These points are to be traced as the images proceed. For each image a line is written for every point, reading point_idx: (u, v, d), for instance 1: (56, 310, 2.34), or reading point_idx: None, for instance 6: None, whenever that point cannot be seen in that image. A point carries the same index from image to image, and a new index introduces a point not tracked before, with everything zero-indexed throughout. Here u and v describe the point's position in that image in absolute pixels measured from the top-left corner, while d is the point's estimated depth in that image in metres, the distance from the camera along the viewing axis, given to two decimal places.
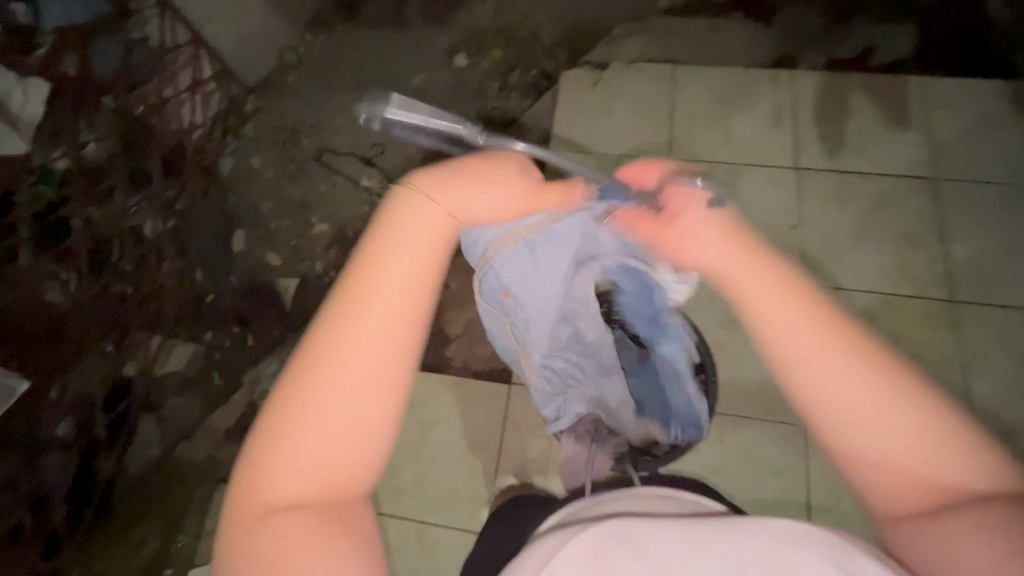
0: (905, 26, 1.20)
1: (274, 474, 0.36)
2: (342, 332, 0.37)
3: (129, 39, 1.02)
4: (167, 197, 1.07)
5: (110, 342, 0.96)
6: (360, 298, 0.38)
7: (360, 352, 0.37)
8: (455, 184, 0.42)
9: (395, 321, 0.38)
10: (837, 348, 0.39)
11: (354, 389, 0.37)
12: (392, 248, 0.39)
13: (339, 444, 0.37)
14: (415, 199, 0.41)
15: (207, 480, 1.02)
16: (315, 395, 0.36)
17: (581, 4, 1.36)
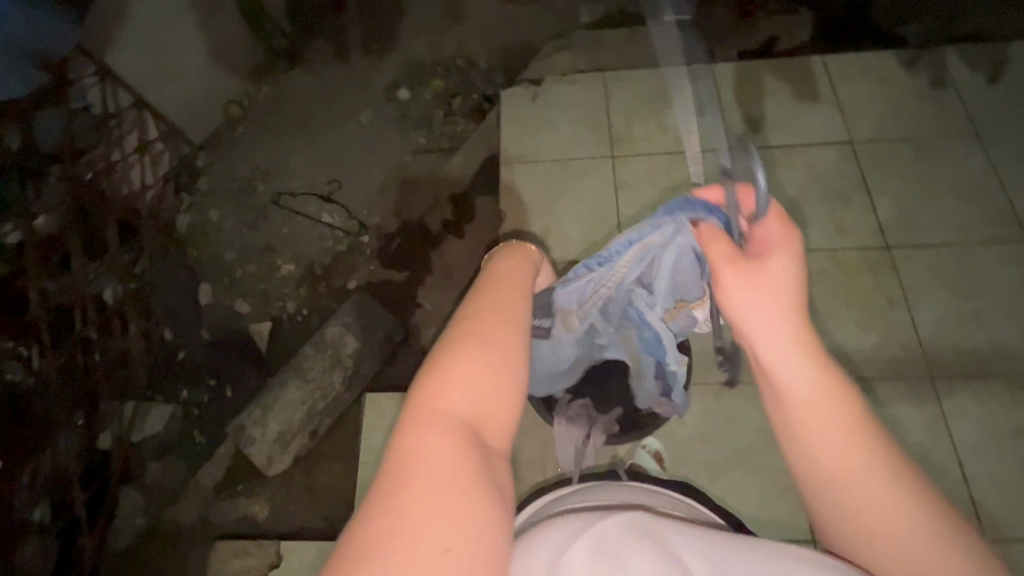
0: (800, 16, 1.40)
1: (446, 399, 0.36)
2: (498, 298, 0.42)
3: (70, 108, 1.05)
4: (126, 263, 1.14)
5: (81, 415, 1.02)
6: (510, 278, 0.46)
7: (519, 305, 0.43)
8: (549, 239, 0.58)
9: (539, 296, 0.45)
10: (784, 346, 0.41)
11: (517, 330, 0.41)
12: (528, 264, 0.51)
13: (499, 387, 0.38)
14: (531, 245, 0.55)
15: (200, 540, 1.03)
16: (488, 325, 0.40)
17: (512, 31, 1.50)
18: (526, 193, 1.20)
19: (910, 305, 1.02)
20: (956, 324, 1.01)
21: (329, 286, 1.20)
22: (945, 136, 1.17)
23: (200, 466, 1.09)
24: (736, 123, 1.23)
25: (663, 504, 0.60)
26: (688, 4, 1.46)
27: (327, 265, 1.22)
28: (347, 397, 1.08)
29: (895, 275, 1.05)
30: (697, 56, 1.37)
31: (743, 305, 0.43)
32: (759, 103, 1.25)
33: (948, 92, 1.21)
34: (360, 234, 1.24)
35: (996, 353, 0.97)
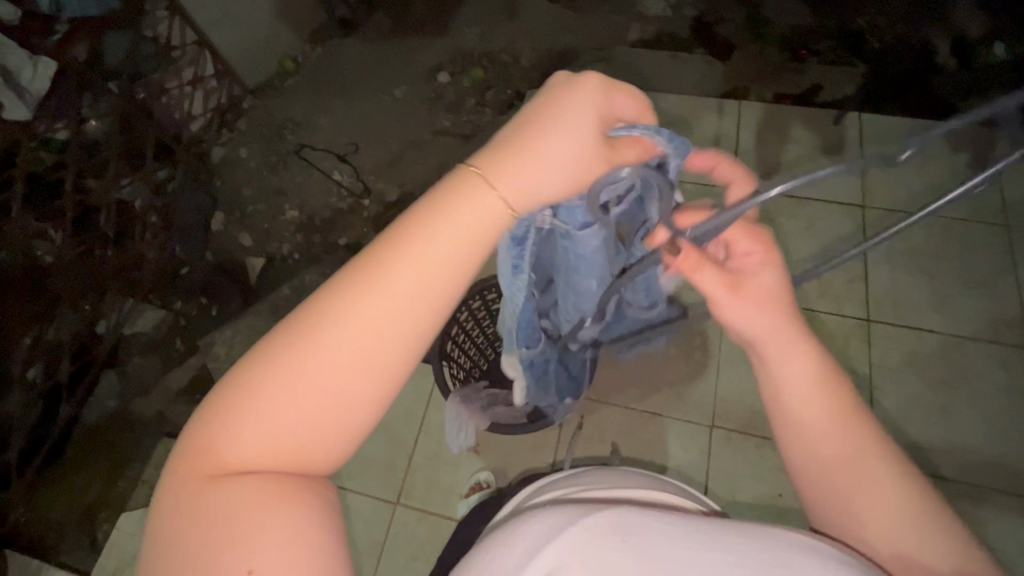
0: (853, 69, 1.33)
1: (243, 421, 0.29)
2: (343, 314, 0.29)
3: (139, 34, 1.20)
4: (158, 178, 1.26)
5: (88, 301, 1.14)
6: (396, 272, 0.29)
7: (367, 321, 0.29)
8: (514, 164, 0.33)
9: (418, 313, 0.30)
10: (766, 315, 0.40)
11: (354, 362, 0.29)
12: (435, 221, 0.31)
13: (308, 425, 0.29)
14: (476, 184, 0.32)
15: (152, 432, 1.14)
16: (303, 358, 0.29)
17: (558, 36, 1.51)
18: None
19: (873, 386, 0.97)
20: (913, 412, 0.95)
21: (323, 238, 1.32)
22: (970, 219, 1.08)
23: (171, 367, 1.21)
24: (749, 162, 1.19)
25: (646, 487, 0.55)
26: (739, 38, 1.42)
27: (326, 219, 1.34)
28: None
29: (863, 346, 1.00)
30: (729, 91, 1.34)
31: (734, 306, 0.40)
32: (777, 148, 1.20)
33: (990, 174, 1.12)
34: (363, 198, 1.35)
35: (944, 453, 0.92)
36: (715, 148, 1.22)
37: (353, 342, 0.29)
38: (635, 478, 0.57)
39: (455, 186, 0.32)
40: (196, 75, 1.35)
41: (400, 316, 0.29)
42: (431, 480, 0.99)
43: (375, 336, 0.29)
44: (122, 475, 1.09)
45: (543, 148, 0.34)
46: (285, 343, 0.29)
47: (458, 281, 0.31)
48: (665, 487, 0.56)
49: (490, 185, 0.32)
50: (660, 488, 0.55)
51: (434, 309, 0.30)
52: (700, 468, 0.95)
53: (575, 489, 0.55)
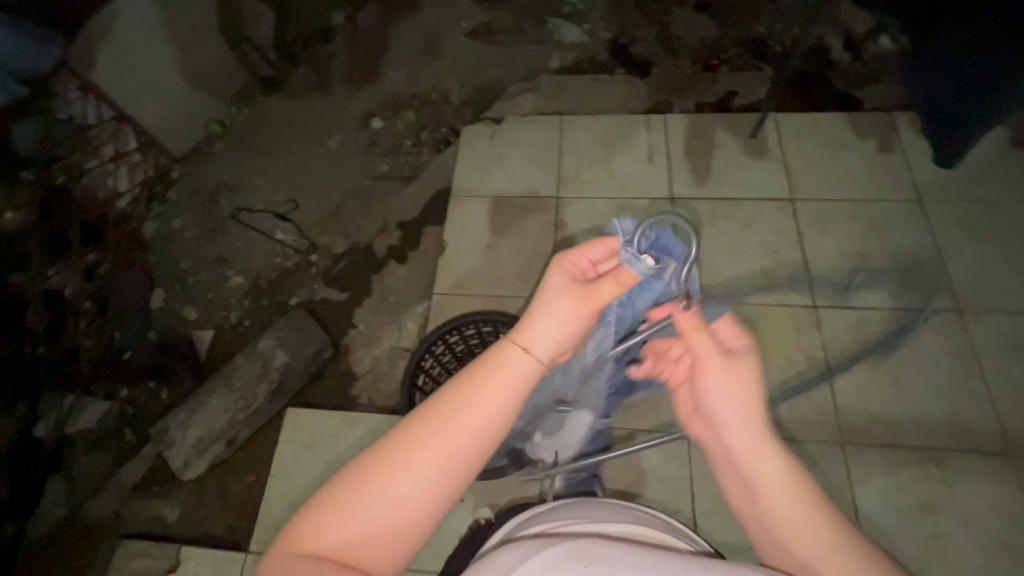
0: (762, 73, 1.42)
1: (326, 523, 0.42)
2: (416, 444, 0.43)
3: (51, 118, 1.15)
4: (89, 262, 1.19)
5: (22, 404, 1.05)
6: (449, 416, 0.43)
7: (433, 451, 0.42)
8: (537, 328, 0.49)
9: (468, 447, 0.43)
10: (733, 399, 0.54)
11: (420, 483, 0.42)
12: (479, 381, 0.45)
13: (381, 527, 0.42)
14: (508, 352, 0.47)
15: (110, 535, 1.06)
16: (386, 474, 0.42)
17: (484, 70, 1.55)
18: (466, 224, 1.24)
19: (828, 367, 1.01)
20: (867, 386, 0.99)
21: (273, 300, 1.28)
22: (888, 198, 1.16)
23: (123, 461, 1.13)
24: (681, 170, 1.24)
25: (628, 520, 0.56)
26: (655, 56, 1.50)
27: (273, 280, 1.30)
28: (269, 408, 1.12)
29: (814, 331, 1.04)
30: (652, 106, 1.40)
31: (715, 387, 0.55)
32: (705, 154, 1.26)
33: (896, 155, 1.21)
34: (310, 253, 1.32)
35: (904, 422, 0.96)
36: (649, 161, 1.27)
37: (429, 468, 0.42)
38: (615, 512, 0.57)
39: (493, 354, 0.47)
40: (117, 152, 1.30)
41: (451, 453, 0.43)
42: (417, 536, 0.95)
43: (439, 460, 0.42)
44: None
45: (558, 314, 0.50)
46: (367, 463, 0.43)
47: (491, 430, 0.44)
48: (647, 521, 0.56)
49: (515, 351, 0.47)
50: (639, 523, 0.56)
51: (471, 447, 0.43)
52: (682, 475, 0.96)
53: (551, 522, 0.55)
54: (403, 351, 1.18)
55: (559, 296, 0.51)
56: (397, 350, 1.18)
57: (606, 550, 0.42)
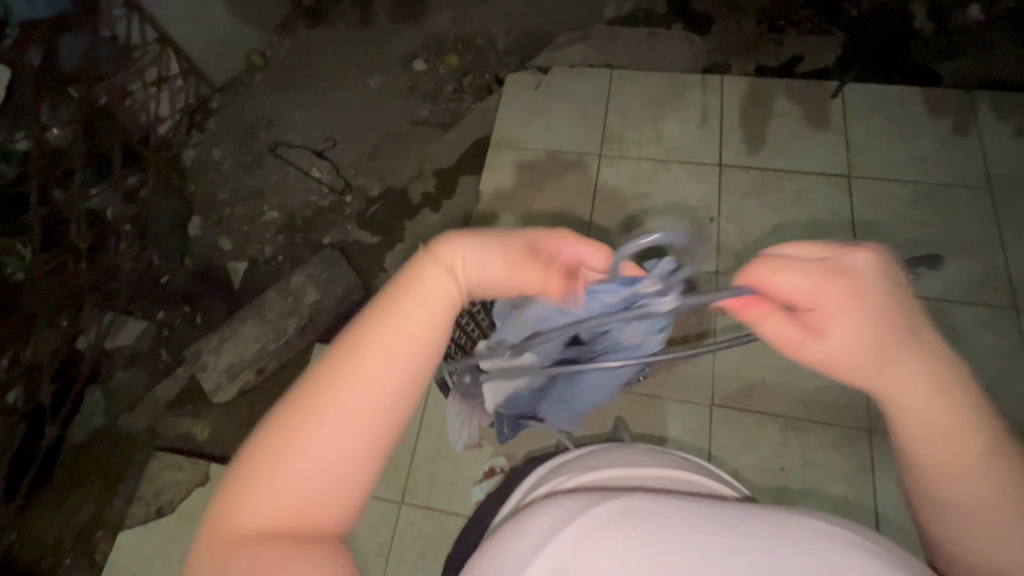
0: (832, 38, 1.32)
1: (245, 498, 0.31)
2: (341, 370, 0.32)
3: (96, 36, 1.14)
4: (130, 185, 1.21)
5: (64, 317, 1.10)
6: (376, 332, 0.33)
7: (365, 371, 0.32)
8: (466, 244, 0.40)
9: (412, 358, 0.34)
10: (859, 311, 0.35)
11: (356, 415, 0.32)
12: (406, 292, 0.36)
13: (316, 484, 0.31)
14: (433, 262, 0.38)
15: (145, 447, 1.11)
16: (309, 417, 0.32)
17: (534, 16, 1.47)
18: (504, 177, 1.21)
19: None
20: None
21: (306, 238, 1.29)
22: (953, 183, 1.09)
23: (158, 380, 1.17)
24: (733, 137, 1.18)
25: (666, 467, 0.56)
26: (716, 11, 1.40)
27: (307, 218, 1.31)
28: (298, 342, 1.15)
29: None
30: (709, 66, 1.32)
31: (838, 328, 0.35)
32: (761, 122, 1.19)
33: (969, 137, 1.12)
34: (344, 194, 1.32)
35: None
36: (700, 124, 1.21)
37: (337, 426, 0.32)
38: (650, 458, 0.57)
39: (417, 264, 0.38)
40: (159, 74, 1.29)
41: (389, 371, 0.33)
42: (435, 477, 0.98)
43: (349, 414, 0.32)
44: (115, 494, 1.06)
45: (492, 244, 0.41)
46: (281, 410, 0.33)
47: (432, 340, 0.35)
48: (681, 466, 0.57)
49: (436, 258, 0.38)
50: (673, 466, 0.56)
51: (413, 356, 0.34)
52: (700, 445, 0.96)
53: (584, 476, 0.54)
54: None
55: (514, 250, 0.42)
56: None
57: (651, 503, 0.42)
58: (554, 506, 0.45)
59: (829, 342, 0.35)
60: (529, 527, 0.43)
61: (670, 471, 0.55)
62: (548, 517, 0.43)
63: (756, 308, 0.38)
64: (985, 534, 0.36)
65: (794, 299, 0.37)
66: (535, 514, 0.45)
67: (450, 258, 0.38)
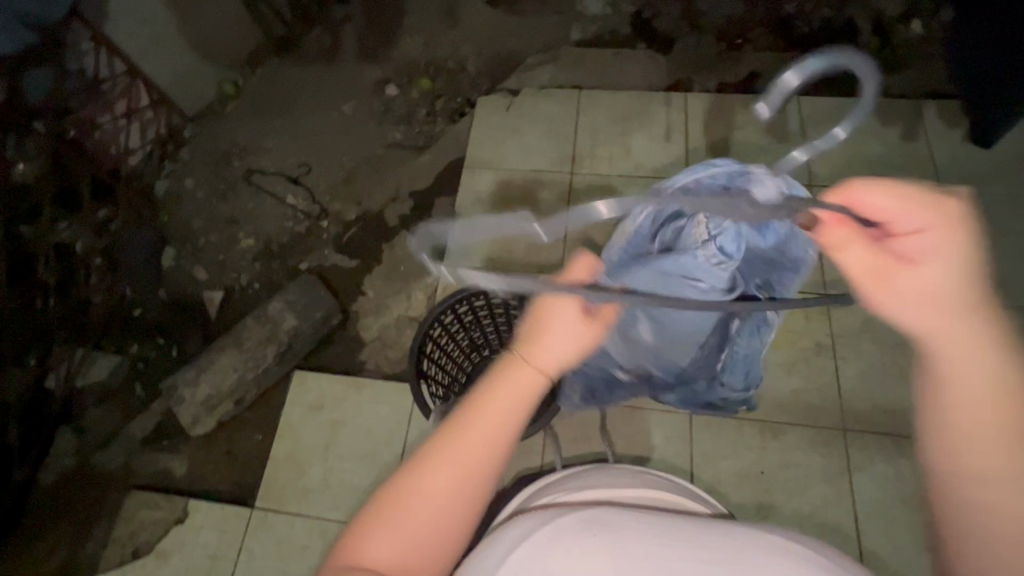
0: (787, 55, 1.38)
1: (371, 548, 0.41)
2: (448, 451, 0.43)
3: (62, 69, 1.13)
4: (99, 218, 1.21)
5: (32, 356, 1.07)
6: (476, 424, 0.43)
7: (460, 456, 0.43)
8: (543, 337, 0.46)
9: (494, 448, 0.43)
10: (955, 252, 0.38)
11: (452, 487, 0.42)
12: (494, 394, 0.44)
13: (423, 539, 0.42)
14: (516, 364, 0.45)
15: (120, 485, 1.08)
16: (420, 487, 0.43)
17: (502, 40, 1.51)
18: (479, 197, 1.23)
19: (837, 354, 1.01)
20: (873, 374, 1.00)
21: (283, 264, 1.28)
22: None
23: (132, 416, 1.14)
24: (699, 151, 1.22)
25: (646, 488, 0.57)
26: (677, 32, 1.46)
27: (283, 244, 1.30)
28: (277, 370, 1.13)
29: (825, 315, 1.04)
30: (673, 84, 1.38)
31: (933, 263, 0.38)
32: (725, 135, 1.24)
33: (919, 144, 1.18)
34: (320, 219, 1.32)
35: (908, 411, 0.97)
36: (667, 139, 1.25)
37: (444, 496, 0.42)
38: (633, 479, 0.58)
39: (502, 369, 0.45)
40: (128, 106, 1.28)
41: (480, 453, 0.43)
42: None
43: (451, 492, 0.43)
44: (88, 537, 1.02)
45: (575, 325, 0.46)
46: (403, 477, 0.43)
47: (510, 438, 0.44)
48: (662, 485, 0.58)
49: (524, 362, 0.45)
50: (654, 487, 0.57)
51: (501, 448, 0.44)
52: (683, 452, 0.97)
53: (555, 493, 0.56)
54: (411, 320, 1.18)
55: (569, 329, 0.45)
56: (406, 319, 1.19)
57: (616, 521, 0.44)
58: (521, 519, 0.47)
59: (919, 270, 0.38)
60: (496, 538, 0.46)
61: (647, 490, 0.56)
62: (514, 530, 0.45)
63: (846, 229, 0.41)
64: (994, 508, 0.38)
65: (884, 258, 0.39)
66: (503, 526, 0.47)
67: (533, 354, 0.45)
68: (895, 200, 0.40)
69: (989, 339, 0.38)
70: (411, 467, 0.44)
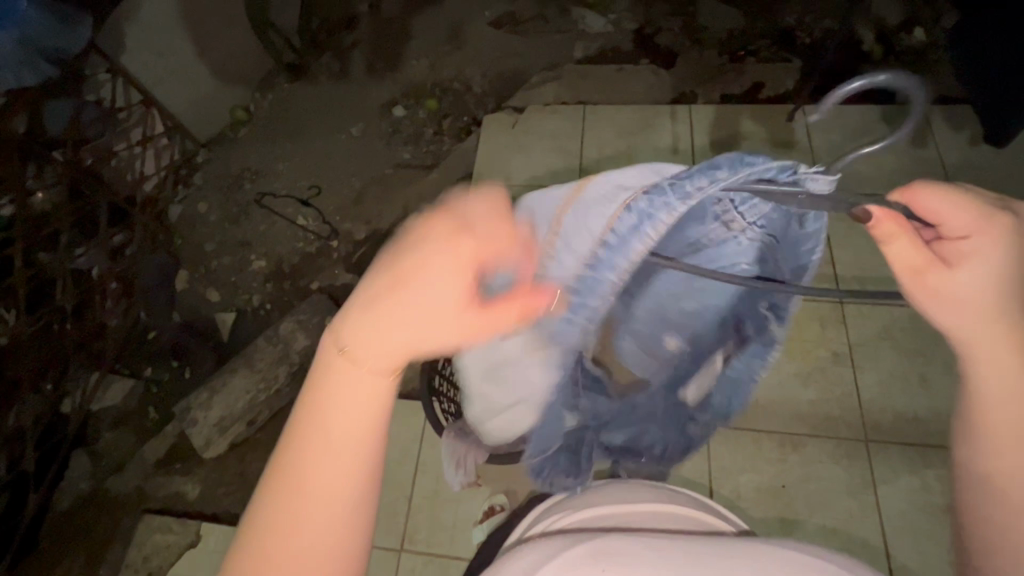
0: (790, 65, 1.39)
1: None
2: (297, 510, 0.30)
3: (82, 100, 1.17)
4: (115, 242, 1.21)
5: (48, 381, 1.08)
6: (319, 459, 0.30)
7: (318, 501, 0.30)
8: (374, 316, 0.29)
9: (362, 462, 0.31)
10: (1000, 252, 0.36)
11: (328, 539, 0.31)
12: (327, 409, 0.30)
13: None
14: (340, 365, 0.30)
15: (134, 509, 1.08)
16: (280, 559, 0.30)
17: (507, 60, 1.54)
18: None
19: (855, 364, 0.99)
20: (894, 384, 0.97)
21: (294, 284, 1.30)
22: None
23: (146, 439, 1.15)
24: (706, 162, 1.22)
25: (656, 502, 0.55)
26: (680, 46, 1.48)
27: (294, 265, 1.32)
28: (289, 390, 1.13)
29: (839, 324, 1.03)
30: (677, 97, 1.38)
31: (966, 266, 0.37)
32: (731, 145, 1.24)
33: (930, 149, 1.17)
34: (330, 239, 1.33)
35: (933, 422, 0.94)
36: (673, 152, 1.25)
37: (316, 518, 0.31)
38: (643, 491, 0.57)
39: (323, 378, 0.30)
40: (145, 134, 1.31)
41: (345, 479, 0.31)
42: (435, 520, 0.96)
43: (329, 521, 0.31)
44: (101, 562, 1.02)
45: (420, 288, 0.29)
46: (246, 561, 0.31)
47: (374, 437, 0.32)
48: (672, 499, 0.57)
49: (353, 360, 0.30)
50: (664, 501, 0.55)
51: (370, 455, 0.32)
52: (701, 468, 0.95)
53: (560, 515, 0.55)
54: None
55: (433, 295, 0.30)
56: None
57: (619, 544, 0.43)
58: (523, 548, 0.46)
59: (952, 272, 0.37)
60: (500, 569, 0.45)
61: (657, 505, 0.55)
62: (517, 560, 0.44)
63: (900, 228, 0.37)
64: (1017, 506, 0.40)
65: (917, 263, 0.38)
66: (507, 555, 0.47)
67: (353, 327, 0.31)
68: (946, 205, 0.37)
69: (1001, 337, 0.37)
70: (246, 533, 0.31)
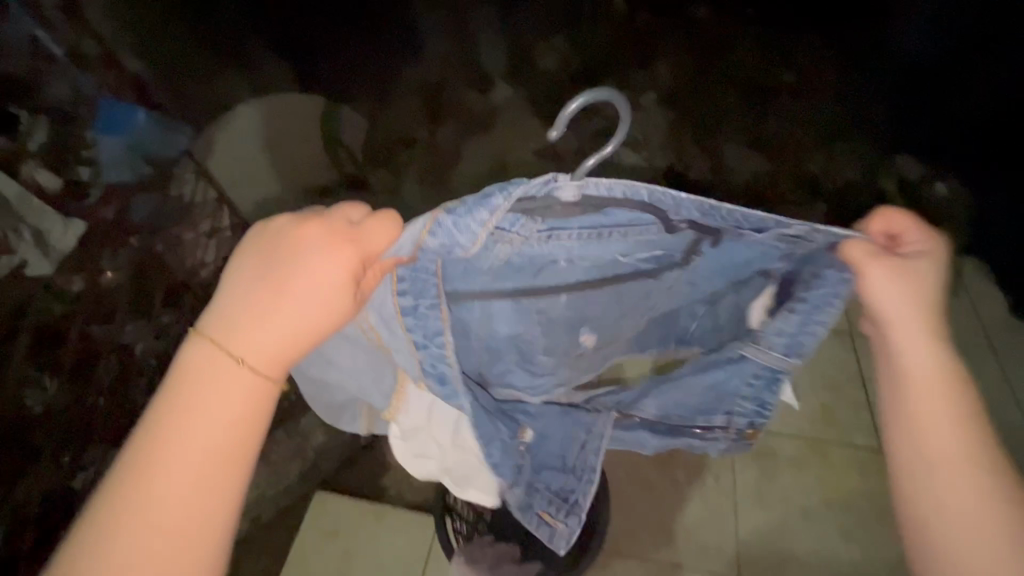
0: None
1: (135, 511, 0.52)
2: (195, 425, 0.54)
3: (164, 195, 1.28)
4: (160, 322, 1.28)
5: (69, 454, 1.10)
6: (209, 406, 0.55)
7: (220, 424, 0.55)
8: (246, 321, 0.56)
9: (248, 419, 0.56)
10: (895, 291, 0.68)
11: (211, 458, 0.54)
12: (195, 382, 0.56)
13: (192, 498, 0.53)
14: (200, 343, 0.56)
15: None
16: (159, 456, 0.53)
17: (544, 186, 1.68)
18: None
19: None
20: None
21: None
22: None
23: None
24: None
25: None
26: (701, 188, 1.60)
27: None
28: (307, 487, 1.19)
29: None
30: None
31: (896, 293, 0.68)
32: None
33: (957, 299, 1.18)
34: None
35: None
36: None
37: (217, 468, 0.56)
38: None
39: (190, 349, 0.57)
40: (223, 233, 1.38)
41: (229, 425, 0.55)
42: None
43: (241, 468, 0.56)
44: None
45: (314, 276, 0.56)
46: (138, 450, 0.53)
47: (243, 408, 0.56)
48: None
49: (213, 345, 0.56)
50: None
51: (251, 422, 0.57)
52: None
53: None
54: None
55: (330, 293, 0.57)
56: None
57: None
58: None
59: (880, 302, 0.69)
60: None
61: None
62: None
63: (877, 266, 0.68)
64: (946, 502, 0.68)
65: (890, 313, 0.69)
66: None
67: (212, 330, 0.57)
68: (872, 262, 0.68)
69: (958, 400, 0.67)
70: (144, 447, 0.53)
